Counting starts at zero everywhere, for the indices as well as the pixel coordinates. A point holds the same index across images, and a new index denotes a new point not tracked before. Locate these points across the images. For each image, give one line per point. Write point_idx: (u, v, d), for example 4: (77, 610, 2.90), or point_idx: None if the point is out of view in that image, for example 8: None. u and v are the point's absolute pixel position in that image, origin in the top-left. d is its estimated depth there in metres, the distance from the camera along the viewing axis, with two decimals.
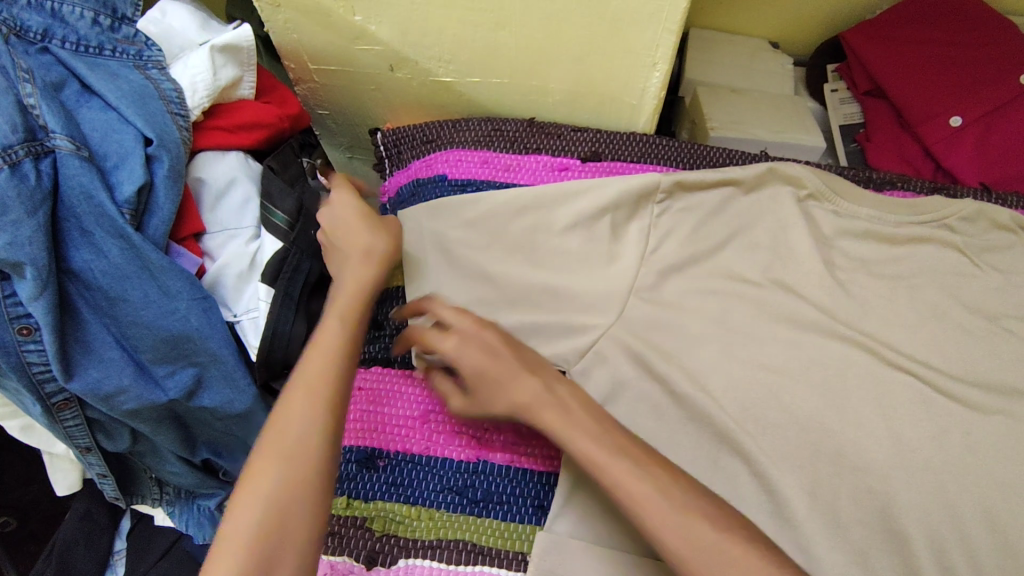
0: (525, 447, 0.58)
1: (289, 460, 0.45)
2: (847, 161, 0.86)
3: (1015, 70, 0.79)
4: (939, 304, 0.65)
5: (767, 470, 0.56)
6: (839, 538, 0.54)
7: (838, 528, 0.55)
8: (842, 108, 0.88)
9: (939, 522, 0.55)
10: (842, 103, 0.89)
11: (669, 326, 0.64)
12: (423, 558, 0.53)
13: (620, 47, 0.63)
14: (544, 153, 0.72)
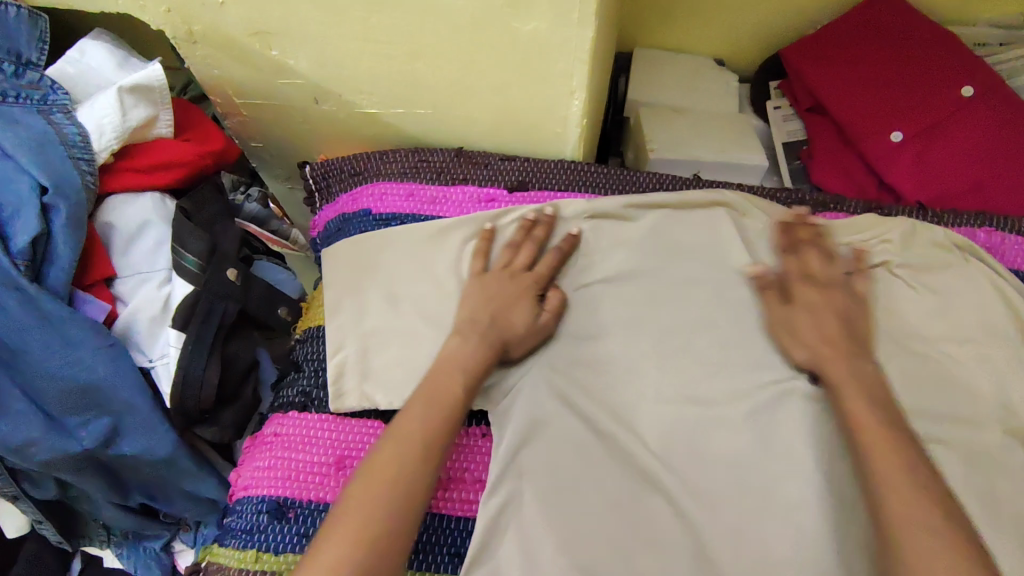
0: (444, 493, 0.58)
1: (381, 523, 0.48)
2: (792, 181, 0.84)
3: (953, 84, 0.79)
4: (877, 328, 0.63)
5: (690, 511, 0.55)
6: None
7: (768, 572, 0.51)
8: (786, 125, 0.88)
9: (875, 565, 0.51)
10: (785, 121, 0.89)
11: (592, 360, 0.61)
12: None
13: (536, 75, 0.61)
14: (471, 184, 0.70)
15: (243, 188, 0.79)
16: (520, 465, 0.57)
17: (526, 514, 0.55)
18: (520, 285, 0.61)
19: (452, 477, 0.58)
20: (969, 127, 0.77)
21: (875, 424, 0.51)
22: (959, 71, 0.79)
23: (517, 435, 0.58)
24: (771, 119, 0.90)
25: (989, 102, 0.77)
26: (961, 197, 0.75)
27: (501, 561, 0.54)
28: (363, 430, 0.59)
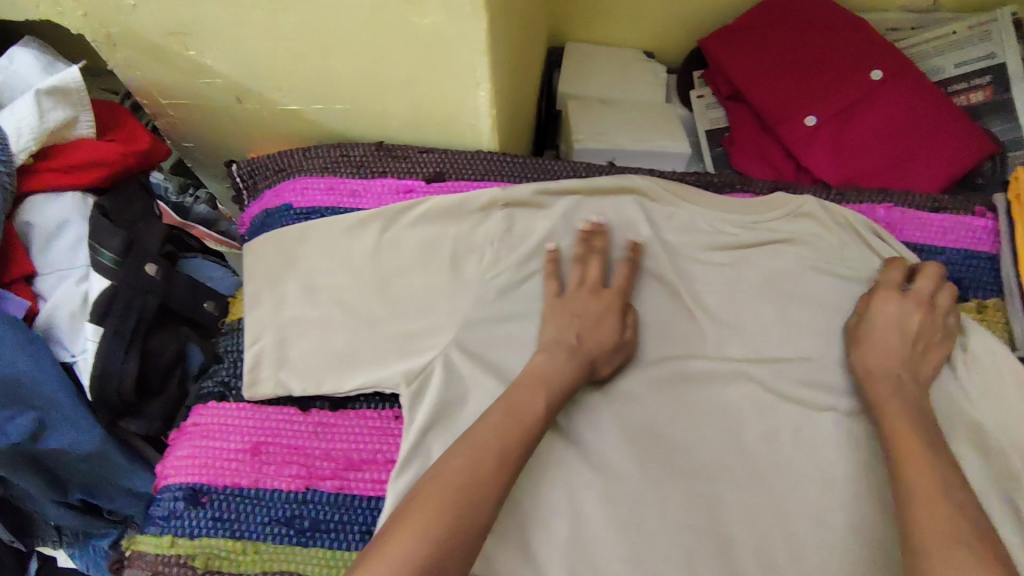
0: (355, 474, 0.58)
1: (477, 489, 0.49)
2: (713, 166, 0.87)
3: (863, 68, 0.81)
4: (781, 306, 0.66)
5: (597, 481, 0.58)
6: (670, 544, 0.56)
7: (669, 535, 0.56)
8: (708, 113, 0.91)
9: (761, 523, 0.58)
10: (708, 109, 0.91)
11: (505, 339, 0.64)
12: None
13: (441, 69, 0.63)
14: (390, 175, 0.72)
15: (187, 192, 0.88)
16: (431, 445, 0.59)
17: None
18: (605, 303, 0.63)
19: (363, 459, 0.59)
20: (880, 109, 0.80)
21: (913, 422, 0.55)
22: (869, 54, 0.81)
23: (427, 416, 0.59)
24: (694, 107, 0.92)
25: (897, 85, 0.80)
26: (877, 176, 0.79)
27: None
28: (279, 417, 0.61)
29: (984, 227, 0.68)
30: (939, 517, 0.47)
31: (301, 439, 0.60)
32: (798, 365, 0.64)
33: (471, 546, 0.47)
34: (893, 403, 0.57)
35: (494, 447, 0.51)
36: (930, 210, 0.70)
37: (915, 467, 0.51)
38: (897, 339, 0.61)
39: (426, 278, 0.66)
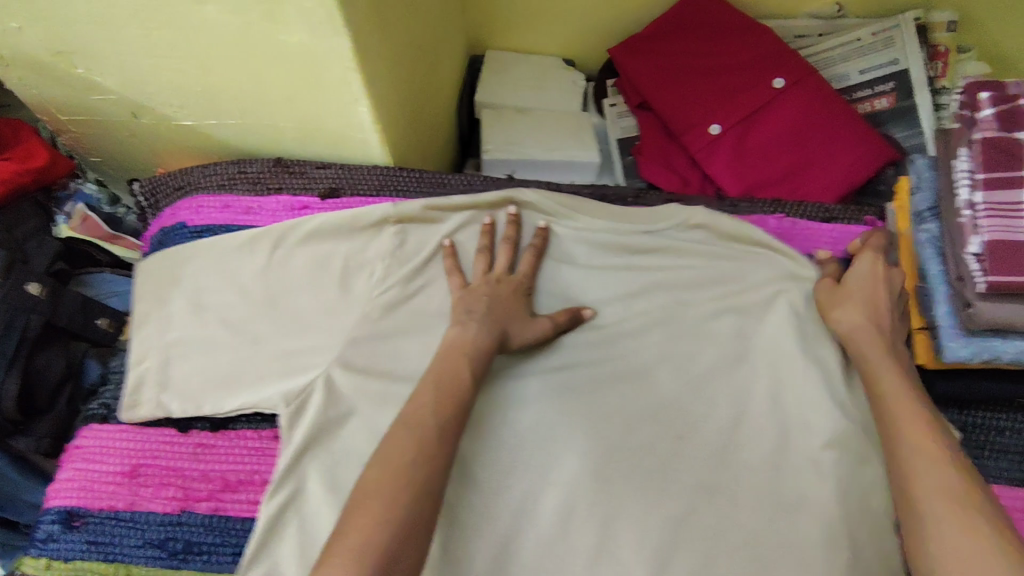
0: (230, 496, 0.59)
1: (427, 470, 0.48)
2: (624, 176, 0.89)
3: (765, 76, 0.82)
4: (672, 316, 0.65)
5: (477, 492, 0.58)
6: (546, 556, 0.56)
7: (546, 547, 0.56)
8: (619, 122, 0.91)
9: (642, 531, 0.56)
10: (620, 117, 0.91)
11: (390, 353, 0.63)
12: None
13: (318, 85, 0.63)
14: (285, 192, 0.71)
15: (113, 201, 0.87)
16: (306, 465, 0.59)
17: (315, 507, 0.58)
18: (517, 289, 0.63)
19: (239, 480, 0.59)
20: (780, 119, 0.81)
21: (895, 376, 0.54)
22: (771, 62, 0.82)
23: (302, 436, 0.59)
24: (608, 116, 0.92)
25: (799, 94, 0.81)
26: (772, 185, 0.81)
27: (289, 554, 0.56)
28: (159, 439, 0.61)
29: None
30: (945, 499, 0.45)
31: (179, 461, 0.60)
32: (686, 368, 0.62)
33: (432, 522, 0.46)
34: (874, 367, 0.55)
35: (435, 432, 0.50)
36: (821, 220, 0.71)
37: (904, 444, 0.49)
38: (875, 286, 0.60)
39: (314, 296, 0.66)
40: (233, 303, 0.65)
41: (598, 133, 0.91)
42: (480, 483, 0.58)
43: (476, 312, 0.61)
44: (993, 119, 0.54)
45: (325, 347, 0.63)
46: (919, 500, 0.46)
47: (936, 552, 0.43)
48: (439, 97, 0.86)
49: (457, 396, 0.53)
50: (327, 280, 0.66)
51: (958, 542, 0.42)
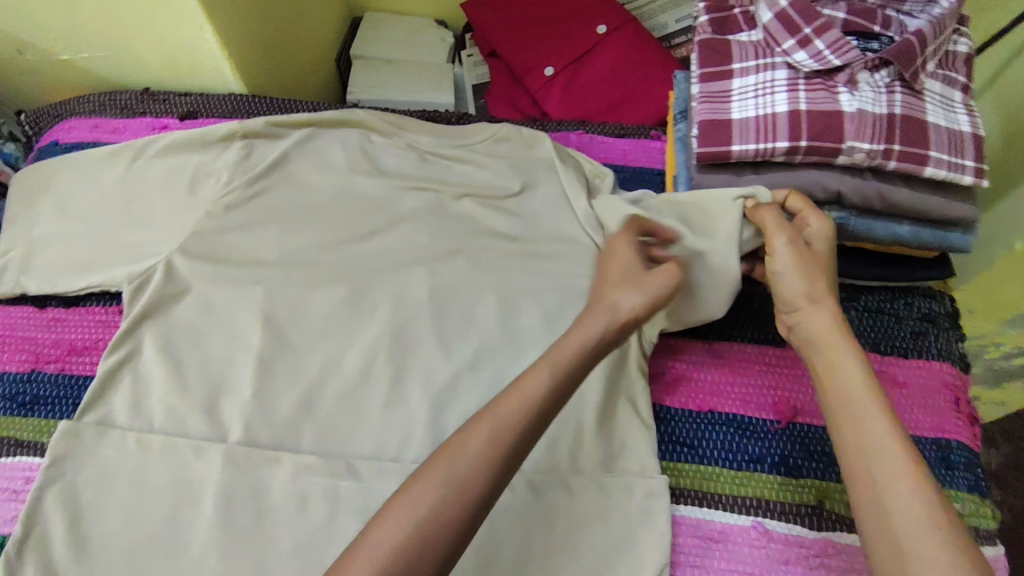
0: (75, 358, 0.70)
1: (477, 454, 0.48)
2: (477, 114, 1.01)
3: (591, 24, 0.93)
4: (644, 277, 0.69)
5: (294, 356, 0.67)
6: (348, 403, 0.65)
7: (348, 397, 0.66)
8: (475, 70, 1.04)
9: (433, 384, 0.66)
10: (475, 66, 1.04)
11: (227, 245, 0.72)
12: None
13: (169, 14, 0.73)
14: (149, 116, 0.82)
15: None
16: (142, 330, 0.68)
17: (147, 367, 0.67)
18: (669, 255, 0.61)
19: (82, 347, 0.70)
20: (606, 59, 0.92)
21: (861, 384, 0.52)
22: (597, 11, 0.93)
23: (140, 306, 0.68)
24: (465, 65, 1.05)
25: (620, 36, 0.92)
26: (598, 115, 0.91)
27: (123, 404, 0.65)
28: (18, 314, 0.73)
29: (658, 148, 0.80)
30: (917, 519, 0.45)
31: (34, 331, 0.71)
32: (485, 257, 0.72)
33: (477, 498, 0.47)
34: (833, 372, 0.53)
35: (506, 423, 0.49)
36: (617, 136, 0.82)
37: (878, 429, 0.49)
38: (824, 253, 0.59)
39: (164, 199, 0.75)
40: (91, 204, 0.75)
41: (458, 81, 1.05)
42: (298, 351, 0.68)
43: None
44: (709, 24, 0.66)
45: (169, 238, 0.72)
46: (886, 487, 0.47)
47: (901, 540, 0.45)
48: (308, 46, 0.96)
49: (536, 399, 0.50)
50: (178, 187, 0.75)
51: (925, 541, 0.44)
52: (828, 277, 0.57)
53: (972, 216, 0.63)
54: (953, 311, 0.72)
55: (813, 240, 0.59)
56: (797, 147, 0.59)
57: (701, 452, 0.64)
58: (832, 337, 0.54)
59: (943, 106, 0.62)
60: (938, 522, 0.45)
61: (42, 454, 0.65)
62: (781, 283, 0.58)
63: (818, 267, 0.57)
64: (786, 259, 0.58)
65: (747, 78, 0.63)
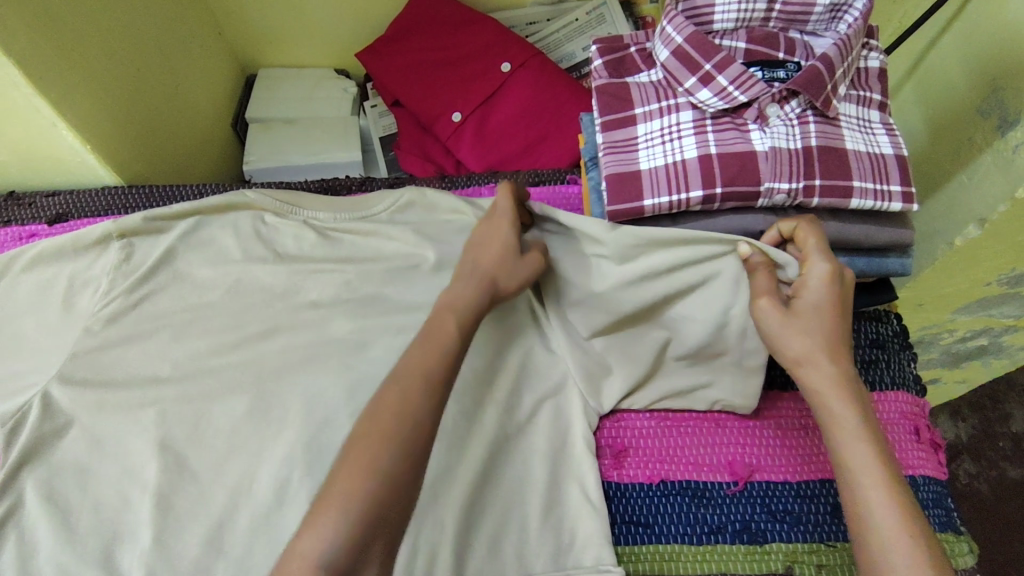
0: None
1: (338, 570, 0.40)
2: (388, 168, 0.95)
3: (493, 63, 0.87)
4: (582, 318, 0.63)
5: (201, 485, 0.60)
6: (264, 532, 0.58)
7: (264, 523, 0.58)
8: (380, 121, 0.97)
9: None
10: (381, 116, 0.97)
11: (111, 362, 0.65)
12: None
13: (15, 117, 0.65)
14: (14, 224, 0.74)
15: None
16: (23, 478, 0.60)
17: (31, 521, 0.59)
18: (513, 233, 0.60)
19: None
20: (514, 98, 0.86)
21: (870, 459, 0.46)
22: (499, 48, 0.87)
23: (17, 452, 0.60)
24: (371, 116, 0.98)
25: (526, 74, 0.86)
26: (513, 160, 0.85)
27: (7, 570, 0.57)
28: None
29: (575, 193, 0.75)
30: None
31: None
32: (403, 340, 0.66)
33: None
34: (843, 438, 0.48)
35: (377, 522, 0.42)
36: (532, 184, 0.76)
37: (884, 517, 0.44)
38: (830, 302, 0.51)
39: (39, 319, 0.68)
40: None
41: (365, 133, 0.98)
42: (204, 476, 0.60)
43: (216, 333, 0.67)
44: (603, 68, 0.61)
45: (47, 364, 0.65)
46: None
47: None
48: (195, 117, 0.89)
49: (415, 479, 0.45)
50: (51, 304, 0.68)
51: None
52: (843, 340, 0.51)
53: (906, 239, 0.59)
54: (899, 331, 0.69)
55: (805, 293, 0.52)
56: (713, 195, 0.55)
57: (658, 530, 0.59)
58: (831, 400, 0.49)
59: (860, 129, 0.58)
60: None
61: None
62: (772, 340, 0.52)
63: (806, 334, 0.50)
64: (766, 315, 0.52)
65: (651, 122, 0.58)
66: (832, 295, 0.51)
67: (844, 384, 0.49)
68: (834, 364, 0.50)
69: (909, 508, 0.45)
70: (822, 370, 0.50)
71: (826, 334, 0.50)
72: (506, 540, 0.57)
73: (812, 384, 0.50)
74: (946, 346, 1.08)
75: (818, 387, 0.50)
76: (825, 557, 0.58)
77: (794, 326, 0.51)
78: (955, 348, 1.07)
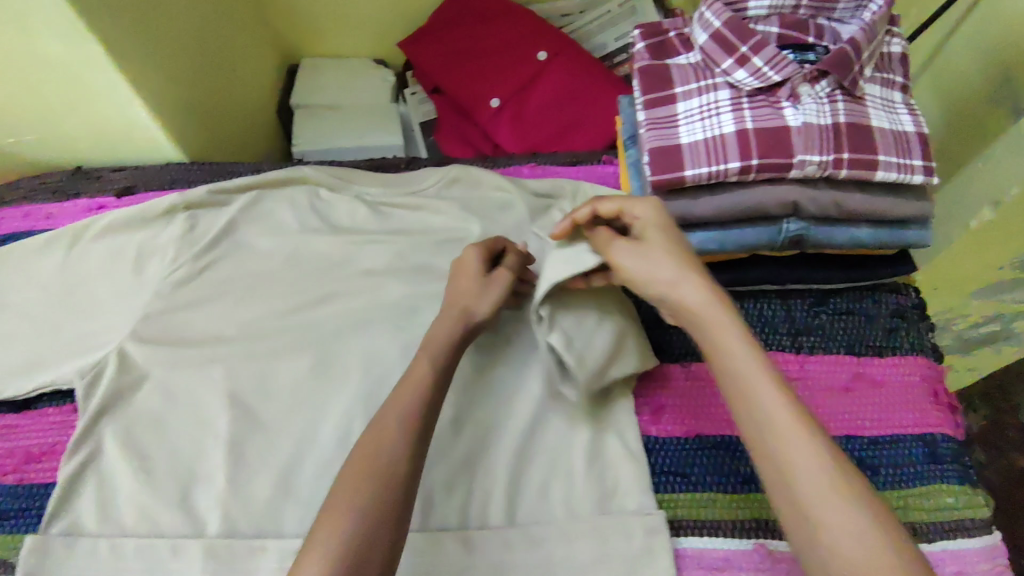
0: (34, 465, 0.65)
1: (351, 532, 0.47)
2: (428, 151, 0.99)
3: (531, 51, 0.92)
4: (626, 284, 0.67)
5: (268, 434, 0.64)
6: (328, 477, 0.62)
7: (327, 470, 0.62)
8: (420, 107, 1.02)
9: None
10: (421, 103, 1.02)
11: (181, 322, 0.70)
12: None
13: (96, 92, 0.70)
14: (83, 197, 0.78)
15: None
16: (102, 427, 0.65)
17: (112, 464, 0.63)
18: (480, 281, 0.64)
19: (42, 452, 0.66)
20: (551, 83, 0.91)
21: (749, 357, 0.51)
22: (536, 38, 0.92)
23: (97, 402, 0.65)
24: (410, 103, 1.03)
25: (563, 61, 0.91)
26: (551, 142, 0.90)
27: (92, 509, 0.62)
28: None
29: (613, 171, 0.79)
30: (823, 487, 0.45)
31: None
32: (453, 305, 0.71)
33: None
34: (716, 343, 0.52)
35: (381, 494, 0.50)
36: (569, 164, 0.81)
37: (771, 403, 0.49)
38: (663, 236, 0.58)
39: (109, 283, 0.72)
40: (33, 296, 0.71)
41: (405, 119, 1.03)
42: (270, 427, 0.65)
43: (276, 297, 0.71)
44: (645, 51, 0.66)
45: (120, 323, 0.70)
46: (788, 467, 0.46)
47: (810, 512, 0.44)
48: (246, 101, 0.94)
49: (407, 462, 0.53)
50: (122, 269, 0.73)
51: (830, 504, 0.44)
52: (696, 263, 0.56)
53: (926, 212, 0.64)
54: (918, 303, 0.73)
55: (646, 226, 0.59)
56: (749, 167, 0.59)
57: (694, 479, 0.63)
58: (706, 309, 0.53)
59: (884, 108, 0.63)
60: (833, 478, 0.45)
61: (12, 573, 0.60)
62: (635, 277, 0.57)
63: (664, 257, 0.56)
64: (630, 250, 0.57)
65: (691, 101, 0.62)
66: (657, 222, 0.58)
67: (708, 302, 0.54)
68: (704, 278, 0.55)
69: (793, 394, 0.49)
70: (692, 289, 0.55)
71: (649, 261, 0.56)
72: (553, 487, 0.62)
73: (688, 301, 0.54)
74: (958, 333, 1.11)
75: (687, 304, 0.55)
76: None
77: (672, 251, 0.56)
78: (967, 336, 1.11)
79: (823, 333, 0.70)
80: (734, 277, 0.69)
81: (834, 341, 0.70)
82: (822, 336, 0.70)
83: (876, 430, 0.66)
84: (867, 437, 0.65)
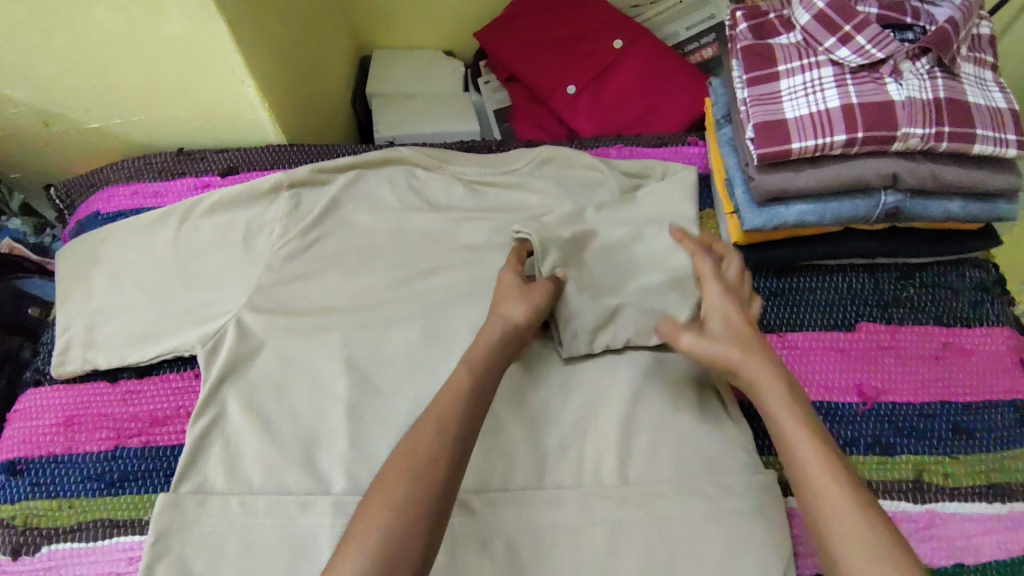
0: (157, 429, 0.67)
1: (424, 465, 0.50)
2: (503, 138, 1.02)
3: (607, 41, 0.95)
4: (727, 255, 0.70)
5: (385, 399, 0.67)
6: None
7: None
8: (495, 96, 1.05)
9: (529, 412, 0.66)
10: (494, 91, 1.05)
11: (293, 293, 0.72)
12: (67, 541, 0.62)
13: (212, 74, 0.73)
14: (189, 176, 0.82)
15: (49, 230, 0.95)
16: (223, 393, 0.67)
17: (235, 427, 0.66)
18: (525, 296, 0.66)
19: (164, 417, 0.68)
20: (626, 70, 0.94)
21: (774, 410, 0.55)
22: (611, 28, 0.96)
23: (219, 368, 0.67)
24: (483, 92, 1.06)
25: (638, 50, 0.94)
26: (629, 127, 0.92)
27: (217, 470, 0.64)
28: (87, 392, 0.70)
29: (698, 153, 0.83)
30: (849, 528, 0.48)
31: (109, 407, 0.69)
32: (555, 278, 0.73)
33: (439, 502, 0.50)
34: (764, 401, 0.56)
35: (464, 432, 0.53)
36: (655, 146, 0.85)
37: (805, 454, 0.52)
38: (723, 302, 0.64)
39: (219, 258, 0.74)
40: (147, 268, 0.74)
41: (478, 108, 1.07)
42: (387, 392, 0.67)
43: (383, 270, 0.74)
44: (748, 31, 0.69)
45: (234, 297, 0.72)
46: (823, 508, 0.49)
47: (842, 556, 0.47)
48: (330, 89, 0.97)
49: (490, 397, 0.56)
50: (231, 246, 0.74)
51: (863, 551, 0.46)
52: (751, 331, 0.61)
53: (1016, 186, 0.67)
54: (999, 278, 0.76)
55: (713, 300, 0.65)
56: (854, 139, 0.62)
57: None
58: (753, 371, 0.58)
59: (978, 85, 0.66)
60: (863, 524, 0.47)
61: (144, 530, 0.62)
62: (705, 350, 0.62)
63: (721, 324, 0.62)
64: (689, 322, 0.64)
65: (794, 78, 0.66)
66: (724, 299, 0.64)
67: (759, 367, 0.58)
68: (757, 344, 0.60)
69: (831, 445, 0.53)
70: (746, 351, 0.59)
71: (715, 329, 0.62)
72: (665, 449, 0.64)
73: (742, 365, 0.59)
74: None
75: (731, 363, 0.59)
76: (950, 467, 0.65)
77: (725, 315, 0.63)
78: None
79: (912, 305, 0.73)
80: (828, 251, 0.71)
81: (922, 314, 0.73)
82: (910, 308, 0.73)
83: (968, 396, 0.68)
84: (960, 403, 0.68)
